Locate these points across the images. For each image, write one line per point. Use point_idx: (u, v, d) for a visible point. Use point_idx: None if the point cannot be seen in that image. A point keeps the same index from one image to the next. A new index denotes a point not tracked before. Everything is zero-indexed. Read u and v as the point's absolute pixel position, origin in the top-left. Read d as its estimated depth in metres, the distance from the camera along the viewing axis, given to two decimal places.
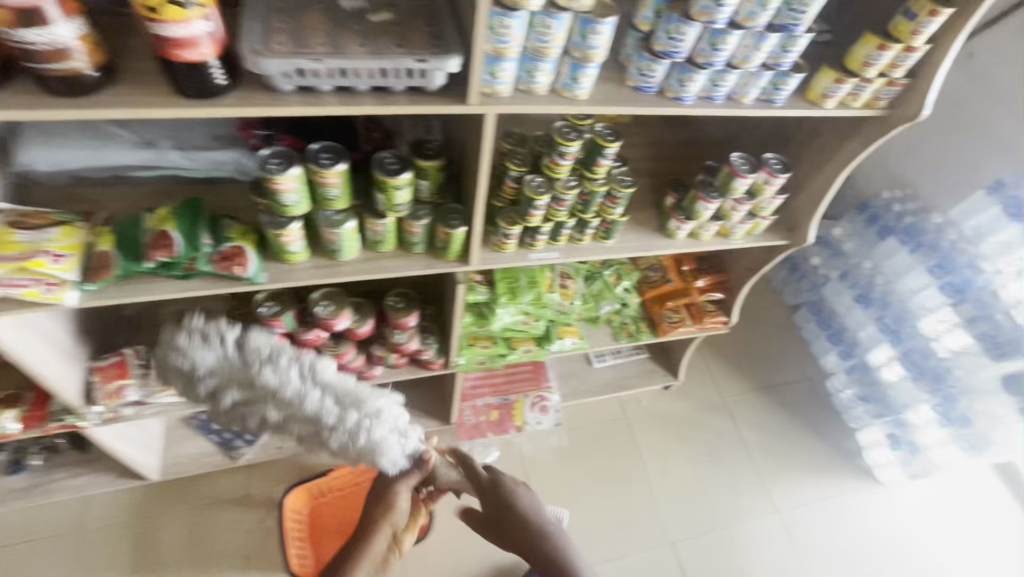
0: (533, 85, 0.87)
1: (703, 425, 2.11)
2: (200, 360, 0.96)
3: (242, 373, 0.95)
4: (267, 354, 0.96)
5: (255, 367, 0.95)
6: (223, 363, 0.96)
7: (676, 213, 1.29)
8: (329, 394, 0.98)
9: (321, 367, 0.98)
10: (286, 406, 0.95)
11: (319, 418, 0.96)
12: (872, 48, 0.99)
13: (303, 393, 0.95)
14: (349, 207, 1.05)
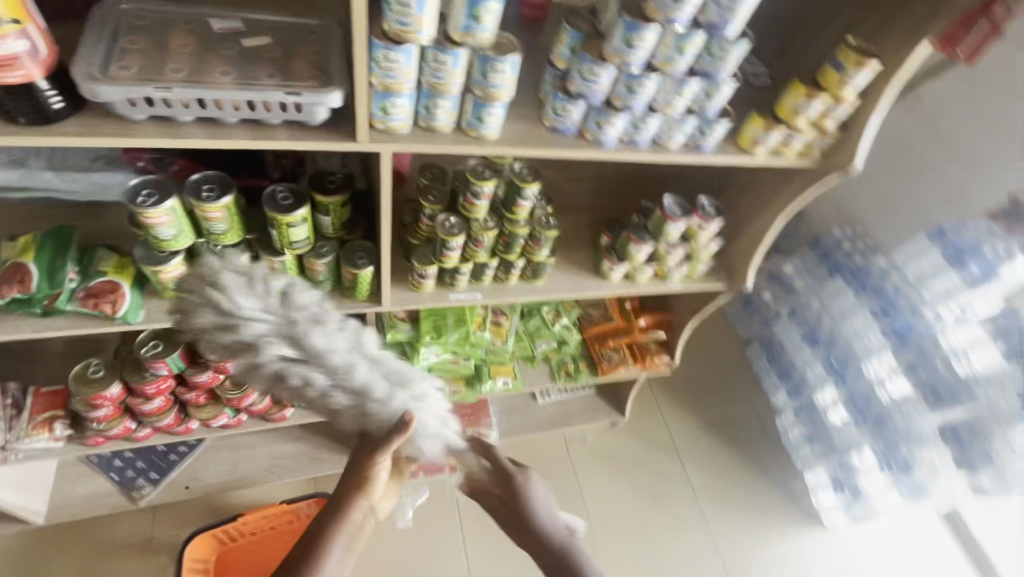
0: (434, 122, 0.80)
1: (650, 465, 2.04)
2: (232, 315, 0.56)
3: (289, 335, 0.58)
4: (322, 311, 0.61)
5: (306, 330, 0.59)
6: (268, 326, 0.58)
7: (609, 254, 1.23)
8: (344, 369, 0.61)
9: (317, 326, 0.59)
10: (336, 380, 0.61)
11: (365, 395, 0.64)
12: (800, 98, 0.95)
13: (320, 368, 0.60)
14: (240, 243, 0.95)
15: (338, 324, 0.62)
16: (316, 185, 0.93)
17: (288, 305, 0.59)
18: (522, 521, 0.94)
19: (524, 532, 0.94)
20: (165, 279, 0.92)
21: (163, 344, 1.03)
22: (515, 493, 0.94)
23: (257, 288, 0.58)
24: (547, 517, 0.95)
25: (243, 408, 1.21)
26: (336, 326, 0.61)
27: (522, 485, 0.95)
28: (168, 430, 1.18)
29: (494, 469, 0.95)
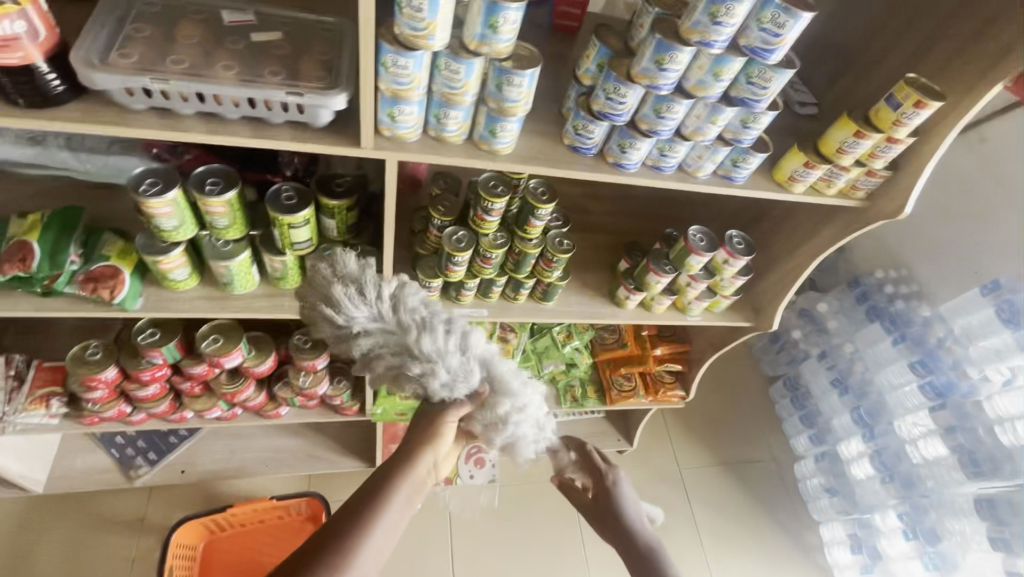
0: (445, 133, 0.76)
1: (654, 499, 1.95)
2: (352, 323, 0.64)
3: (400, 341, 0.64)
4: (428, 316, 0.65)
5: (414, 335, 0.64)
6: (384, 330, 0.65)
7: (625, 280, 1.17)
8: (451, 373, 0.66)
9: (425, 332, 0.64)
10: (445, 382, 0.67)
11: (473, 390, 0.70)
12: (848, 134, 0.87)
13: (438, 370, 0.65)
14: (244, 238, 0.93)
15: (446, 330, 0.66)
16: (322, 187, 0.90)
17: (398, 311, 0.65)
18: (613, 518, 0.93)
19: (613, 529, 0.93)
20: (166, 269, 0.91)
21: (160, 333, 1.02)
22: (606, 489, 0.95)
23: (370, 297, 0.65)
24: (636, 519, 0.93)
25: (237, 403, 1.18)
26: (444, 330, 0.66)
27: (613, 483, 0.95)
28: (162, 417, 1.17)
29: (584, 464, 0.99)
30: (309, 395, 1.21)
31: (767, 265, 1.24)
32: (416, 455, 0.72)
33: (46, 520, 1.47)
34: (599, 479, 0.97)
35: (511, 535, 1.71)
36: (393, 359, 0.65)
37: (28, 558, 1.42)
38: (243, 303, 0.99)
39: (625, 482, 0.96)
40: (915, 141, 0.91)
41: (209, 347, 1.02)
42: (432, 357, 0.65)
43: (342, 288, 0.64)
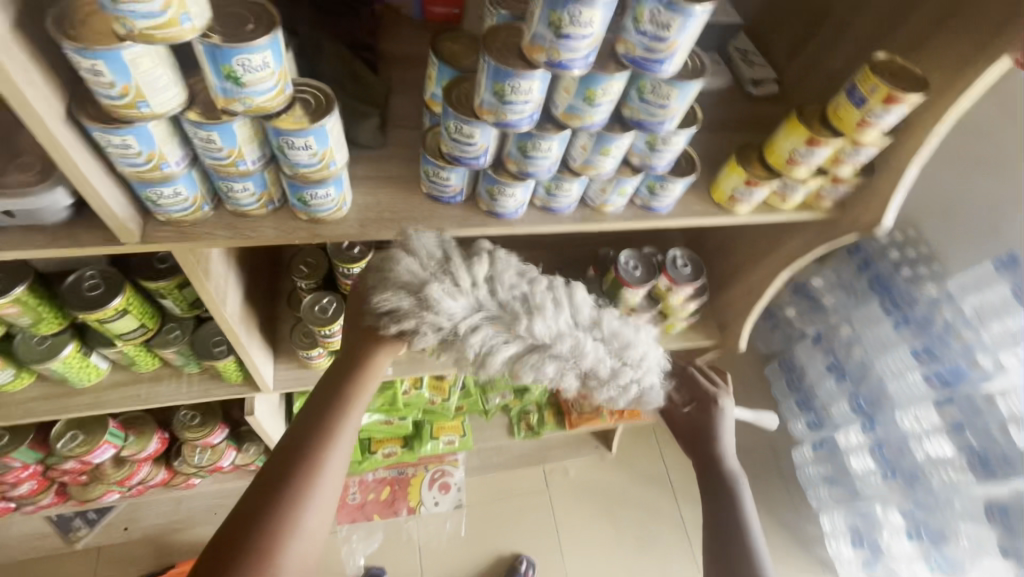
0: (242, 207, 0.57)
1: (636, 500, 1.78)
2: (449, 311, 0.55)
3: (509, 317, 0.56)
4: (528, 284, 0.58)
5: (524, 314, 0.56)
6: (483, 311, 0.56)
7: None
8: (573, 355, 0.59)
9: (535, 315, 0.57)
10: (571, 356, 0.59)
11: (597, 363, 0.60)
12: (798, 142, 0.65)
13: (553, 354, 0.57)
14: (68, 329, 0.77)
15: (554, 306, 0.58)
16: (139, 267, 0.72)
17: (498, 290, 0.57)
18: (704, 443, 0.87)
19: (699, 453, 0.87)
20: None
21: (9, 433, 0.88)
22: (707, 414, 0.88)
23: (463, 285, 0.56)
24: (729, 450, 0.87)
25: (134, 484, 1.05)
26: (553, 310, 0.58)
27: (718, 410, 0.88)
28: (55, 505, 1.06)
29: (687, 387, 0.92)
30: (216, 467, 1.08)
31: (732, 275, 1.04)
32: (354, 379, 0.60)
33: None
34: (701, 399, 0.90)
35: (482, 560, 1.61)
36: (508, 347, 0.57)
37: None
38: (92, 398, 0.84)
39: (730, 408, 0.89)
40: (892, 139, 0.69)
41: (66, 446, 0.89)
42: (548, 345, 0.57)
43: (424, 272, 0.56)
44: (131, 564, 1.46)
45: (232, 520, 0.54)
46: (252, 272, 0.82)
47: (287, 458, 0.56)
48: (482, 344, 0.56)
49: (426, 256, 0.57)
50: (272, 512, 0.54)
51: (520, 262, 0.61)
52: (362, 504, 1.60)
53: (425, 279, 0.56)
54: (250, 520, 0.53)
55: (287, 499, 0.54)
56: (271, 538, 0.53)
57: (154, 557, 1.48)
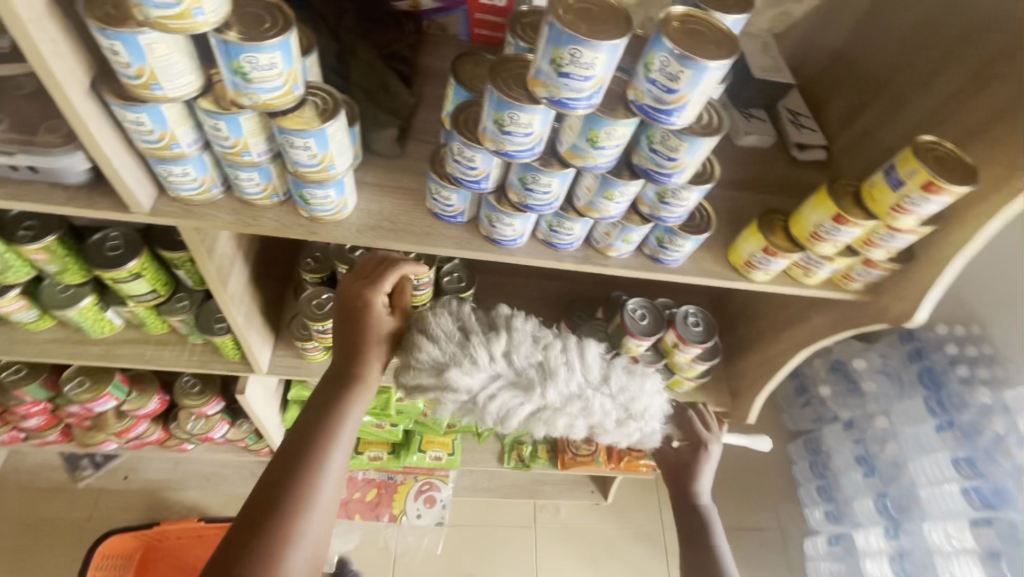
0: (247, 196, 0.59)
1: (623, 556, 1.70)
2: (468, 384, 0.59)
3: (526, 380, 0.60)
4: (540, 344, 0.62)
5: (538, 376, 0.61)
6: (503, 378, 0.60)
7: None
8: (584, 409, 0.61)
9: (545, 377, 0.61)
10: (583, 408, 0.61)
11: (605, 416, 0.63)
12: (825, 217, 0.61)
13: (562, 411, 0.61)
14: (90, 282, 0.81)
15: (567, 369, 0.62)
16: (159, 235, 0.75)
17: (515, 356, 0.61)
18: (686, 479, 0.93)
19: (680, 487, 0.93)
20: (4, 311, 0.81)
21: (27, 368, 0.94)
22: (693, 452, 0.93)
23: (484, 354, 0.60)
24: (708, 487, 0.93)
25: (131, 438, 1.09)
26: (566, 374, 0.61)
27: (706, 451, 0.93)
28: (59, 442, 1.12)
29: (681, 425, 0.96)
30: (207, 437, 1.11)
31: (751, 343, 0.98)
32: (342, 402, 0.64)
33: None
34: (692, 441, 0.94)
35: None
36: (524, 410, 0.61)
37: None
38: (102, 349, 0.89)
39: (718, 452, 0.94)
40: (933, 230, 0.63)
41: (72, 391, 0.93)
42: (560, 405, 0.61)
43: (445, 347, 0.61)
44: (125, 512, 1.53)
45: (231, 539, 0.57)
46: (265, 257, 0.85)
47: (280, 477, 0.60)
48: (499, 407, 0.61)
49: (443, 334, 0.61)
50: (268, 531, 0.56)
51: (533, 324, 0.64)
52: (347, 501, 1.59)
53: (448, 351, 0.60)
54: (245, 542, 0.56)
55: (282, 516, 0.57)
56: (269, 556, 0.55)
57: (145, 510, 1.54)
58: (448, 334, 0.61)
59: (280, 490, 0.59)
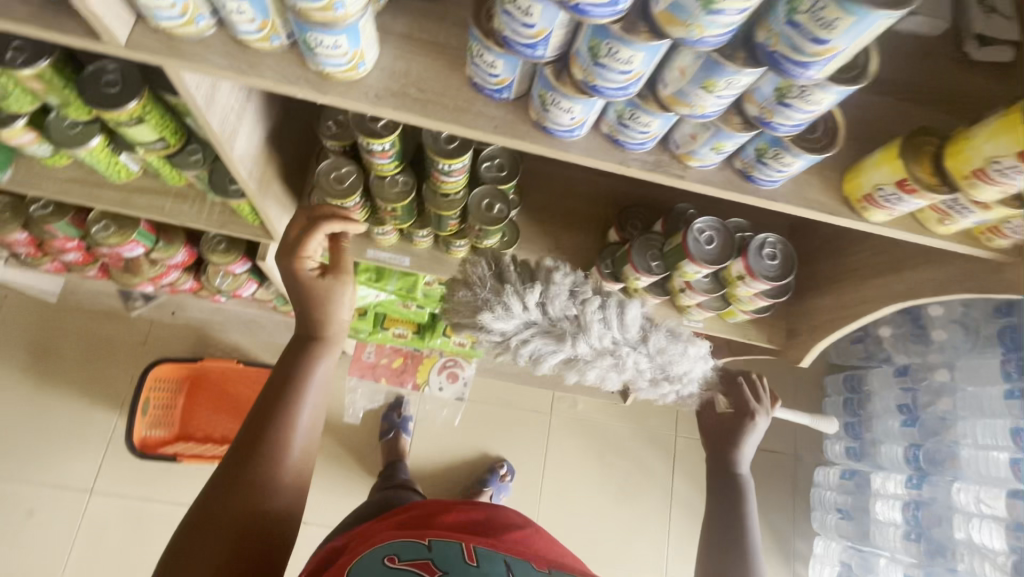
0: (242, 34, 0.46)
1: (632, 454, 1.76)
2: (498, 327, 0.62)
3: (559, 332, 0.63)
4: (580, 295, 0.63)
5: (575, 331, 0.63)
6: (531, 325, 0.62)
7: (600, 260, 0.86)
8: (619, 362, 0.65)
9: (583, 332, 0.63)
10: (617, 365, 0.65)
11: (637, 374, 0.67)
12: (1006, 152, 0.44)
13: (594, 365, 0.64)
14: (97, 120, 0.73)
15: (601, 325, 0.63)
16: (159, 73, 0.64)
17: (553, 304, 0.62)
18: (727, 445, 0.89)
19: (719, 454, 0.89)
20: (16, 142, 0.76)
21: (53, 204, 0.92)
22: (740, 424, 0.88)
23: (521, 300, 0.61)
24: (747, 455, 0.89)
25: (164, 284, 1.10)
26: (599, 330, 0.63)
27: (751, 424, 0.88)
28: (99, 277, 1.14)
29: (733, 396, 0.89)
30: (236, 294, 1.11)
31: (826, 282, 0.85)
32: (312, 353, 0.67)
33: (57, 330, 1.63)
34: (740, 410, 0.88)
35: (468, 451, 1.68)
36: (557, 356, 0.64)
37: (47, 353, 1.61)
38: (120, 196, 0.84)
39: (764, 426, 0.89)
40: None
41: (99, 234, 0.92)
42: (593, 359, 0.64)
43: (475, 292, 0.62)
44: (176, 344, 1.65)
45: (234, 445, 0.61)
46: (280, 113, 0.73)
47: (260, 417, 0.62)
48: (532, 352, 0.64)
49: (480, 279, 0.63)
50: (250, 470, 0.58)
51: (576, 277, 0.65)
52: (375, 365, 1.68)
53: (485, 293, 0.62)
54: (230, 476, 0.57)
55: (265, 449, 0.59)
56: (261, 478, 0.58)
57: (192, 345, 1.65)
58: (482, 277, 0.62)
59: (260, 427, 0.61)
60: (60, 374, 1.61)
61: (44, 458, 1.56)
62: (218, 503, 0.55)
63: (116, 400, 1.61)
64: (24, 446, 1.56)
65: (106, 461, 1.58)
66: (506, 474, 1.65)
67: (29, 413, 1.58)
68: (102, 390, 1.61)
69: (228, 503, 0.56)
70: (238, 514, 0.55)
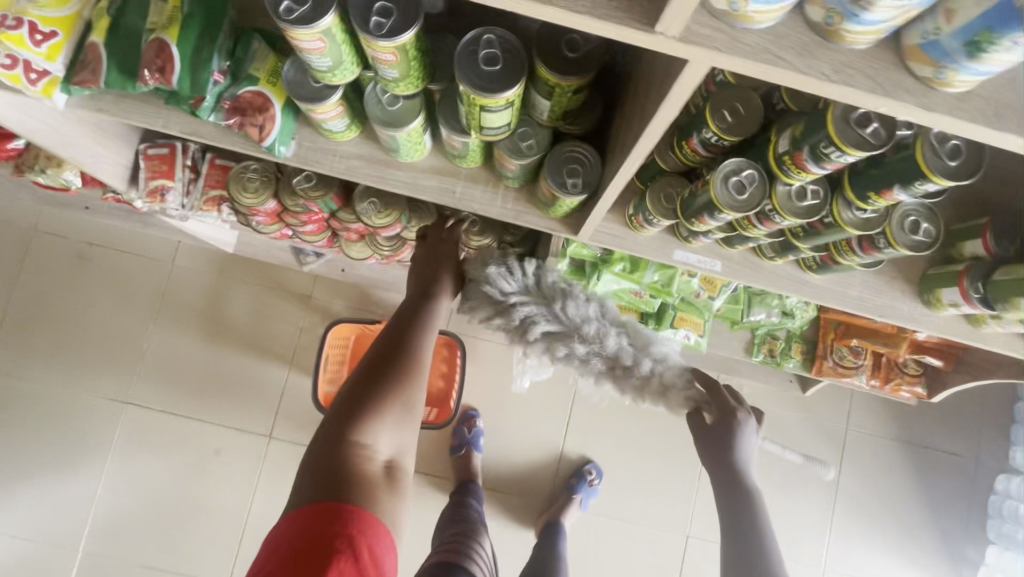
0: (852, 24, 0.33)
1: (801, 445, 1.70)
2: (505, 288, 0.86)
3: (548, 307, 0.87)
4: (567, 288, 0.88)
5: (557, 301, 0.87)
6: (527, 294, 0.87)
7: (970, 281, 0.70)
8: (592, 340, 0.87)
9: (569, 301, 0.87)
10: (590, 344, 0.87)
11: (616, 359, 0.87)
12: None
13: (580, 336, 0.86)
14: (421, 94, 0.63)
15: (575, 303, 0.87)
16: (544, 45, 0.53)
17: (540, 283, 0.88)
18: (721, 454, 0.93)
19: (719, 458, 0.94)
20: (320, 118, 0.67)
21: (319, 178, 0.85)
22: (730, 424, 0.92)
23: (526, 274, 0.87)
24: (745, 450, 0.94)
25: (394, 259, 1.05)
26: (574, 307, 0.87)
27: (739, 421, 0.93)
28: (322, 247, 1.09)
29: (716, 401, 0.93)
30: None
31: None
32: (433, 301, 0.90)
33: (233, 277, 1.67)
34: (725, 420, 0.93)
35: (632, 429, 1.68)
36: (550, 330, 0.87)
37: (228, 301, 1.66)
38: (407, 178, 0.74)
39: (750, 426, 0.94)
40: None
41: (368, 213, 0.85)
42: (580, 322, 0.87)
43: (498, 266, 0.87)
44: (347, 300, 1.65)
45: (378, 349, 0.83)
46: (629, 87, 0.59)
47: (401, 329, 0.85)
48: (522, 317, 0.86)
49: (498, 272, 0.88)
50: (401, 366, 0.81)
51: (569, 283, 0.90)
52: None
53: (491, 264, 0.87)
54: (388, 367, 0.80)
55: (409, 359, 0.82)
56: (410, 373, 0.82)
57: (362, 302, 1.65)
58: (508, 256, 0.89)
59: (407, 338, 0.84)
60: (238, 323, 1.66)
61: (229, 401, 1.64)
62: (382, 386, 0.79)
63: (289, 350, 1.66)
64: (211, 388, 1.64)
65: (283, 408, 1.64)
66: (594, 478, 1.62)
67: (213, 358, 1.65)
68: (279, 341, 1.66)
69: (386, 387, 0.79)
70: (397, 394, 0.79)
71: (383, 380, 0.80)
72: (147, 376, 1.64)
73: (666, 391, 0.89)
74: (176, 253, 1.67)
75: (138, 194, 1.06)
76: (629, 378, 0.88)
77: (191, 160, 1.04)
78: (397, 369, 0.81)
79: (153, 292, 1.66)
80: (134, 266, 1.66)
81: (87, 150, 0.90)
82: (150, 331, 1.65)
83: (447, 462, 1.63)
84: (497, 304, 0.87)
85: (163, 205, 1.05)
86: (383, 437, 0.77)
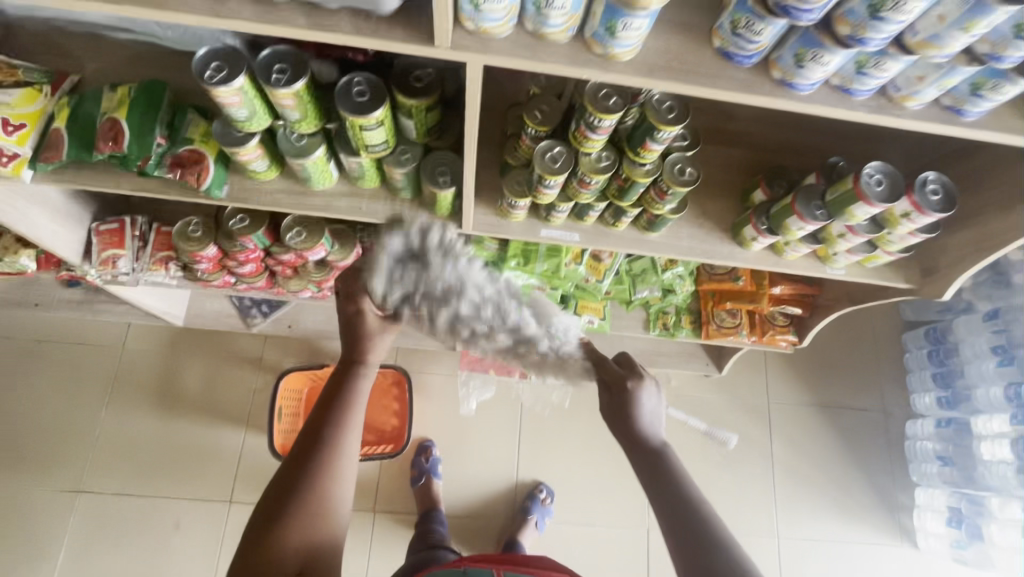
0: (546, 27, 0.57)
1: (730, 424, 1.87)
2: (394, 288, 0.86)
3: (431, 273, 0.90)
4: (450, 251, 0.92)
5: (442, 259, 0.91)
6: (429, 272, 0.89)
7: (756, 218, 0.93)
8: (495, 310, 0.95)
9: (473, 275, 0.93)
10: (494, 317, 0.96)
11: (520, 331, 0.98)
12: None
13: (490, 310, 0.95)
14: (320, 131, 0.84)
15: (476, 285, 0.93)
16: (399, 81, 0.75)
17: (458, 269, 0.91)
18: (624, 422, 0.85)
19: (626, 431, 0.84)
20: (244, 160, 0.87)
21: (249, 218, 1.03)
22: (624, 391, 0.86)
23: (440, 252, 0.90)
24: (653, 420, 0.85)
25: (325, 287, 1.21)
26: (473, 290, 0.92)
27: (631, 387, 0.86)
28: (263, 289, 1.23)
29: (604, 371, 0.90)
30: None
31: (959, 220, 0.93)
32: (353, 378, 0.83)
33: (185, 352, 1.76)
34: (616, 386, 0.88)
35: (579, 433, 1.81)
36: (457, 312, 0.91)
37: (179, 375, 1.74)
38: (322, 202, 0.94)
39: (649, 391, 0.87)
40: None
41: (294, 240, 1.03)
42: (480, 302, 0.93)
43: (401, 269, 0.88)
44: (297, 355, 1.76)
45: (299, 438, 0.79)
46: None
47: (322, 412, 0.80)
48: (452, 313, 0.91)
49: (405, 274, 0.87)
50: (317, 453, 0.77)
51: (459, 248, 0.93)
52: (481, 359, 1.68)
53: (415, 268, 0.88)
54: (307, 454, 0.77)
55: (327, 443, 0.78)
56: (329, 458, 0.77)
57: (310, 355, 1.76)
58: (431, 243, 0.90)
59: (325, 420, 0.79)
60: (191, 395, 1.73)
61: (186, 473, 1.67)
62: (298, 476, 0.75)
63: (243, 413, 1.73)
64: (167, 465, 1.67)
65: (241, 470, 1.68)
66: (545, 497, 1.70)
67: (166, 434, 1.69)
68: (232, 406, 1.73)
69: (302, 477, 0.75)
70: (317, 481, 0.75)
71: (300, 471, 0.76)
72: (101, 463, 1.66)
73: (564, 360, 0.99)
74: (126, 337, 1.75)
75: (91, 266, 1.19)
76: (530, 353, 1.01)
77: (138, 231, 1.20)
78: (314, 455, 0.77)
79: (105, 378, 1.72)
80: (85, 356, 1.73)
81: (46, 227, 1.05)
82: (103, 417, 1.69)
83: (408, 496, 1.69)
84: (446, 283, 0.88)
85: (115, 272, 1.18)
86: (303, 536, 0.72)
